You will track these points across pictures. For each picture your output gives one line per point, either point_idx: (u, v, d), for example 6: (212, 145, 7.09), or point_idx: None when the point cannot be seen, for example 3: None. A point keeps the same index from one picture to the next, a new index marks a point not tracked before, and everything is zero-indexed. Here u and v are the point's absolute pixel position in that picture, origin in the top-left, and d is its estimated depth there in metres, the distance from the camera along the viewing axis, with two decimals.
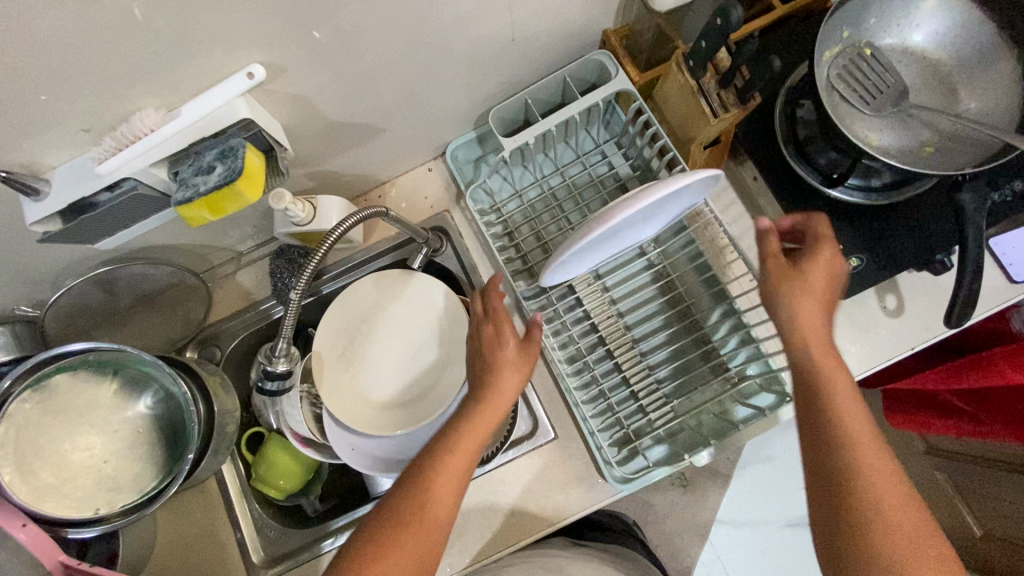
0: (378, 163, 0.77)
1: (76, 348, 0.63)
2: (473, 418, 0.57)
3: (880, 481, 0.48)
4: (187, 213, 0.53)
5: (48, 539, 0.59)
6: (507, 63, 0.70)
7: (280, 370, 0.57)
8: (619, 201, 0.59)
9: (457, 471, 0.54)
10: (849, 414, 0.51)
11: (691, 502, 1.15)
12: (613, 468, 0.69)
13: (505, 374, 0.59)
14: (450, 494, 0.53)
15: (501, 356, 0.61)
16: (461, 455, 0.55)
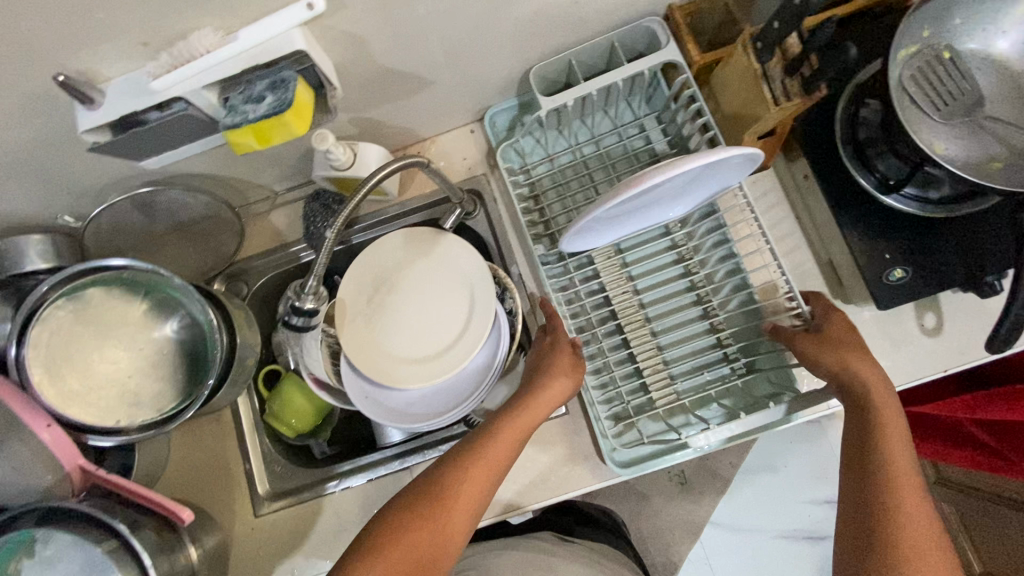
0: (421, 117, 0.76)
1: (112, 264, 0.65)
2: (503, 431, 0.61)
3: (920, 527, 0.53)
4: (234, 139, 0.52)
5: (67, 443, 0.60)
6: (565, 29, 0.68)
7: (308, 308, 0.56)
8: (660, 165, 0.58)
9: (481, 477, 0.58)
10: (900, 467, 0.56)
11: (685, 500, 1.15)
12: (606, 445, 0.67)
13: (550, 385, 0.63)
14: (471, 501, 0.57)
15: (548, 368, 0.64)
16: (494, 459, 0.59)
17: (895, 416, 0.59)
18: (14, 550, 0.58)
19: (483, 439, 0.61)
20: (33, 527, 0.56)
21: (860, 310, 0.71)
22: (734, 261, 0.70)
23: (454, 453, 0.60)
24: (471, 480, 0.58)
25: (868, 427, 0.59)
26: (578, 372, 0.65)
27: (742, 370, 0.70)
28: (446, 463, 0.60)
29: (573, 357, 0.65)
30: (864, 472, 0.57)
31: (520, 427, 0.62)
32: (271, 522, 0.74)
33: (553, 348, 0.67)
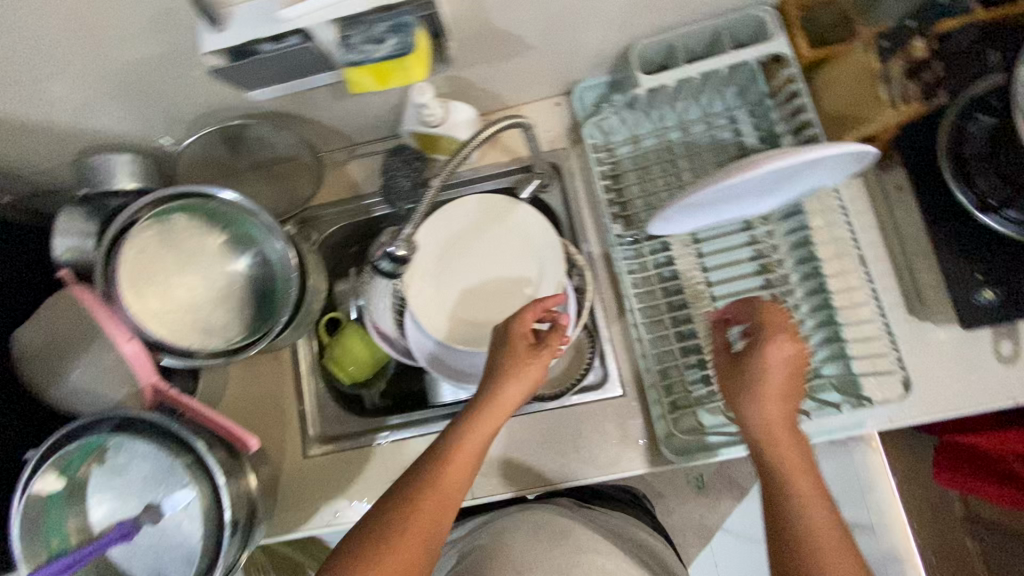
0: (512, 85, 0.76)
1: (221, 195, 0.67)
2: (455, 450, 0.61)
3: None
4: (355, 78, 0.54)
5: (145, 360, 0.62)
6: (677, 9, 0.66)
7: (400, 256, 0.56)
8: (772, 153, 0.59)
9: (444, 496, 0.59)
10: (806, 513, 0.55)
11: (701, 505, 1.17)
12: (661, 426, 0.68)
13: (510, 388, 0.61)
14: (434, 519, 0.58)
15: (507, 370, 0.62)
16: (450, 478, 0.60)
17: (796, 457, 0.57)
18: (88, 453, 0.59)
19: (440, 457, 0.60)
20: (114, 435, 0.57)
21: (936, 331, 0.69)
22: (812, 264, 0.70)
23: (411, 478, 0.60)
24: (429, 503, 0.58)
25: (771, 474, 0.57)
26: (544, 367, 0.63)
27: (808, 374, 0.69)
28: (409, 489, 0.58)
29: (532, 352, 0.63)
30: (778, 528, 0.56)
31: (477, 437, 0.61)
32: (321, 463, 0.75)
33: (508, 347, 0.63)
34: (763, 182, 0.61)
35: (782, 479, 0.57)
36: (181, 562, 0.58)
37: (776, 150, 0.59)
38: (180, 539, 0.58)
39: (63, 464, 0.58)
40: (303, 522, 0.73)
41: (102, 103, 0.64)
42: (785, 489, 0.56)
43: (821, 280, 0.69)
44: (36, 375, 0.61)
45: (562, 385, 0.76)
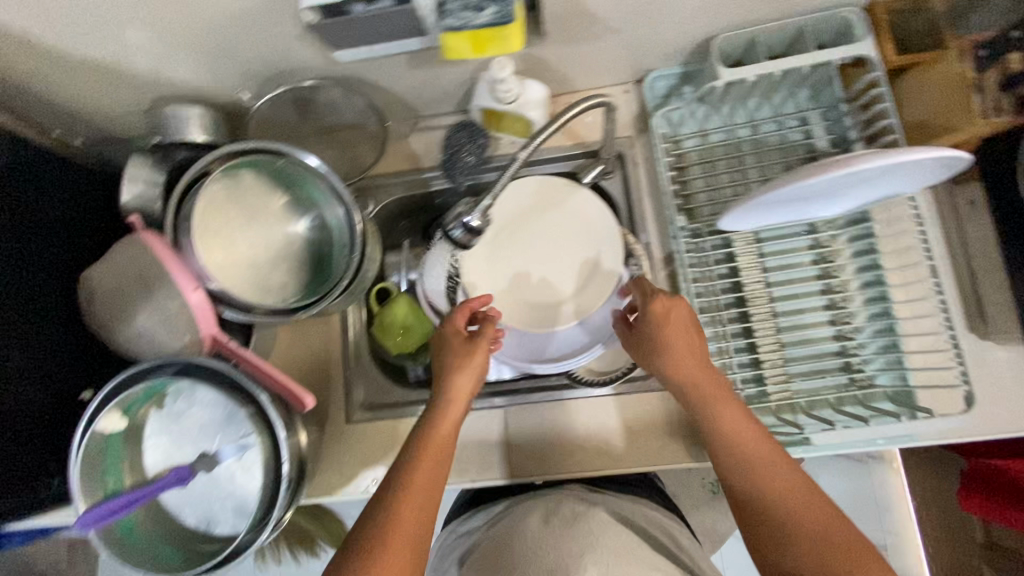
0: (584, 69, 0.75)
1: (310, 161, 0.68)
2: (424, 446, 0.60)
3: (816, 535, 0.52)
4: (451, 45, 0.52)
5: (209, 311, 0.62)
6: (765, 3, 0.65)
7: (476, 226, 0.56)
8: (854, 154, 0.58)
9: (420, 491, 0.58)
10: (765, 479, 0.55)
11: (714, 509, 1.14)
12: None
13: (460, 378, 0.64)
14: (420, 515, 0.56)
15: (456, 363, 0.65)
16: (424, 474, 0.59)
17: (741, 426, 0.57)
18: (150, 398, 0.60)
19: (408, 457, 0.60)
20: (183, 379, 0.59)
21: (997, 353, 0.67)
22: (876, 272, 0.70)
23: (382, 487, 0.59)
24: (409, 501, 0.57)
25: (725, 451, 0.57)
26: (485, 355, 0.66)
27: (861, 382, 0.69)
28: (382, 499, 0.57)
29: (471, 343, 0.66)
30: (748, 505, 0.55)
31: (444, 431, 0.62)
32: (364, 430, 0.76)
33: (445, 347, 0.67)
34: (836, 184, 0.61)
35: (738, 455, 0.56)
36: (232, 513, 0.59)
37: (853, 152, 0.59)
38: (233, 489, 0.59)
39: (125, 405, 0.58)
40: (343, 487, 0.73)
41: (181, 52, 0.64)
42: (742, 464, 0.56)
43: (884, 287, 0.69)
44: (103, 316, 0.62)
45: (613, 372, 0.76)
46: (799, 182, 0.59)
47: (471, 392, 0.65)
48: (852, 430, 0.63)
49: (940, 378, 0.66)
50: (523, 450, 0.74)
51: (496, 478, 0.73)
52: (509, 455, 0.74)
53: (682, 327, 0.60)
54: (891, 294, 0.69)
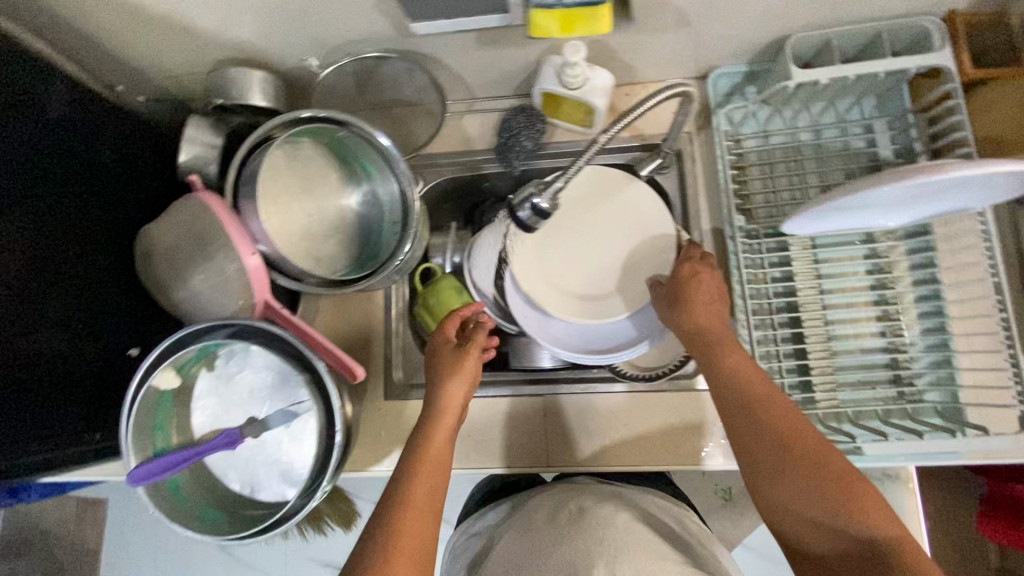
0: (650, 60, 0.74)
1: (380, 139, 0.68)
2: (420, 461, 0.59)
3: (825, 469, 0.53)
4: (539, 22, 0.51)
5: (263, 276, 0.61)
6: (847, 6, 0.64)
7: (546, 207, 0.55)
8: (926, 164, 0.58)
9: (421, 506, 0.56)
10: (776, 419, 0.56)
11: (726, 516, 1.10)
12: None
13: (452, 387, 0.63)
14: (422, 528, 0.55)
15: (448, 371, 0.64)
16: (422, 486, 0.58)
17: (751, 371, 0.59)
18: (202, 358, 0.60)
19: (405, 472, 0.59)
20: (239, 341, 0.58)
21: None
22: (934, 287, 0.69)
23: (382, 503, 0.57)
24: (408, 520, 0.55)
25: (738, 398, 0.58)
26: (476, 360, 0.65)
27: (910, 396, 0.68)
28: (386, 510, 0.56)
29: (462, 350, 0.66)
30: (759, 451, 0.55)
31: (438, 443, 0.61)
32: (400, 409, 0.75)
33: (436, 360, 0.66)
34: (905, 194, 0.60)
35: (752, 400, 0.57)
36: (280, 478, 0.59)
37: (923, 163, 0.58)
38: (280, 455, 0.60)
39: (179, 364, 0.58)
40: (378, 463, 0.74)
41: (244, 16, 0.62)
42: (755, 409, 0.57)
43: (940, 301, 0.68)
44: (163, 275, 0.62)
45: (659, 369, 0.76)
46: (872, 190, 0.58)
47: (464, 401, 0.64)
48: (903, 443, 0.62)
49: (994, 398, 0.65)
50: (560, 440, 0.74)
51: (531, 466, 0.73)
52: (546, 444, 0.74)
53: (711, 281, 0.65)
54: (947, 310, 0.68)
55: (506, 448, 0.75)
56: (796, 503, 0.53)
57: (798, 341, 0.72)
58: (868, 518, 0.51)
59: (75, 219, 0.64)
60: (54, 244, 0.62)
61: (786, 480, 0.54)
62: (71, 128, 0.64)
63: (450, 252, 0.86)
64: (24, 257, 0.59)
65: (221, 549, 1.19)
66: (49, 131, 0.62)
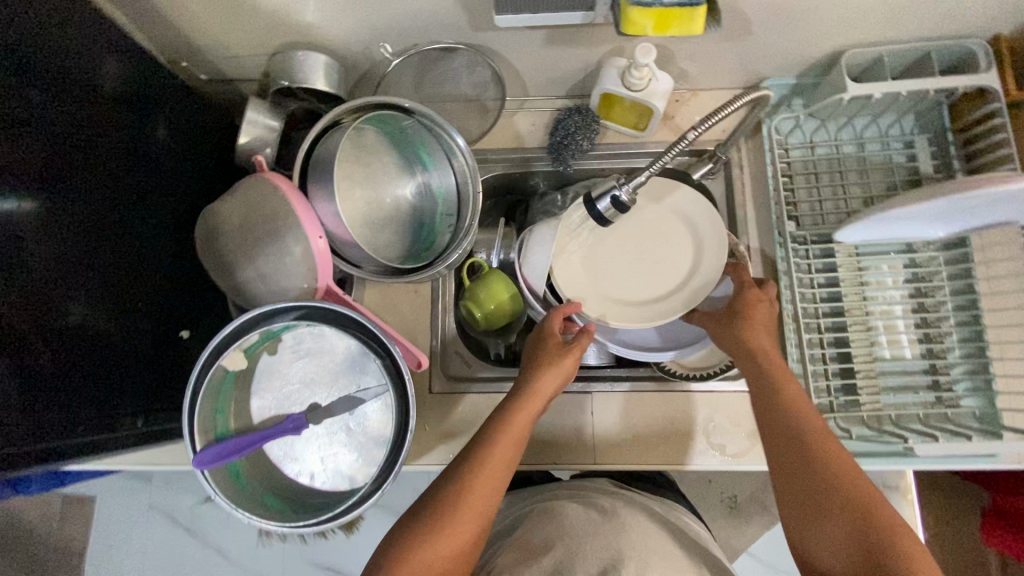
0: (705, 68, 0.76)
1: (454, 136, 0.70)
2: (499, 435, 0.59)
3: (844, 476, 0.54)
4: (633, 19, 0.53)
5: (328, 260, 0.60)
6: (900, 26, 0.67)
7: (626, 199, 0.57)
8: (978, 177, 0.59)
9: (490, 480, 0.57)
10: (807, 421, 0.57)
11: (732, 526, 1.06)
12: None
13: (547, 375, 0.63)
14: (485, 494, 0.56)
15: (545, 361, 0.65)
16: (496, 462, 0.58)
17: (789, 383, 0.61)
18: (266, 341, 0.58)
19: (486, 439, 0.59)
20: (308, 324, 0.57)
21: None
22: (972, 295, 0.72)
23: (448, 471, 0.58)
24: (467, 500, 0.55)
25: (771, 402, 0.60)
26: (576, 359, 0.66)
27: (947, 401, 0.71)
28: (448, 476, 0.57)
29: (565, 347, 0.66)
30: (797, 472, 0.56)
31: (521, 420, 0.60)
32: (445, 401, 0.75)
33: (540, 342, 0.68)
34: (956, 206, 0.63)
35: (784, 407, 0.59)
36: (337, 470, 0.57)
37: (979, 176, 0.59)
38: (338, 445, 0.58)
39: (245, 346, 0.57)
40: (421, 457, 0.73)
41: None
42: (786, 408, 0.58)
43: (977, 311, 0.70)
44: (228, 254, 0.62)
45: (707, 369, 0.77)
46: (928, 203, 0.61)
47: (554, 393, 0.64)
48: (952, 445, 0.64)
49: None
50: (607, 437, 0.74)
51: (579, 462, 0.73)
52: (590, 443, 0.74)
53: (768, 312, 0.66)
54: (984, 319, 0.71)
55: (550, 445, 0.74)
56: (803, 498, 0.55)
57: (841, 345, 0.74)
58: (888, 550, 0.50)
59: (129, 195, 0.63)
60: (108, 220, 0.60)
61: (800, 476, 0.55)
62: (131, 103, 0.63)
63: (496, 248, 0.86)
64: (81, 228, 0.57)
65: (216, 551, 1.14)
66: (110, 102, 0.60)
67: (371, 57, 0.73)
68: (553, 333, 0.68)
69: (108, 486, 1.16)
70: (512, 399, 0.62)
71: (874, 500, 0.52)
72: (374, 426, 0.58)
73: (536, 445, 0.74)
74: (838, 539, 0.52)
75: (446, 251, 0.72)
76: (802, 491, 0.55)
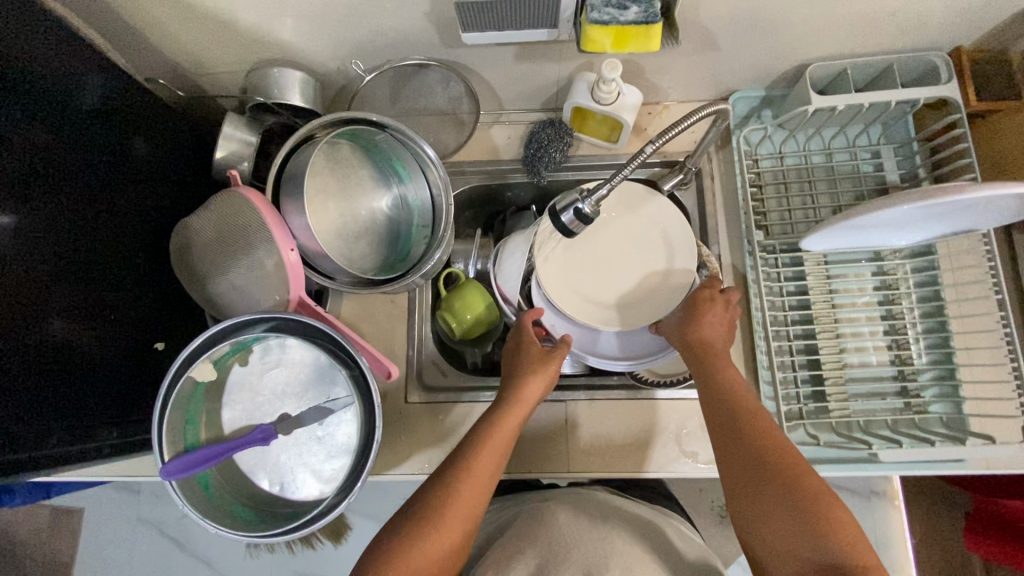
0: (674, 82, 0.78)
1: (425, 148, 0.70)
2: (485, 441, 0.60)
3: (780, 453, 0.55)
4: (592, 37, 0.55)
5: (300, 274, 0.60)
6: (860, 41, 0.69)
7: (588, 212, 0.58)
8: (942, 186, 0.60)
9: (477, 485, 0.57)
10: (744, 403, 0.59)
11: (719, 535, 1.06)
12: (781, 427, 0.68)
13: (533, 380, 0.65)
14: (472, 500, 0.57)
15: (530, 366, 0.67)
16: (483, 468, 0.58)
17: (736, 385, 0.61)
18: (237, 352, 0.59)
19: (473, 444, 0.60)
20: (278, 335, 0.59)
21: None
22: (938, 302, 0.73)
23: (433, 480, 0.58)
24: (456, 506, 0.56)
25: (721, 405, 0.60)
26: (559, 362, 0.69)
27: (916, 407, 0.71)
28: (435, 484, 0.57)
29: (545, 352, 0.69)
30: (747, 473, 0.55)
31: (509, 425, 0.62)
32: (420, 410, 0.76)
33: (521, 350, 0.70)
34: (919, 215, 0.64)
35: (733, 409, 0.59)
36: (307, 476, 0.58)
37: (940, 184, 0.60)
38: (311, 453, 0.59)
39: (216, 356, 0.57)
40: (397, 466, 0.73)
41: (289, 18, 0.63)
42: (726, 392, 0.61)
43: (943, 317, 0.72)
44: (203, 266, 0.63)
45: (671, 376, 0.78)
46: (887, 211, 0.61)
47: (539, 399, 0.66)
48: (915, 450, 0.65)
49: (996, 409, 0.69)
50: (582, 445, 0.75)
51: (553, 470, 0.74)
52: (565, 449, 0.75)
53: (721, 312, 0.67)
54: (950, 325, 0.72)
55: (525, 453, 0.75)
56: (741, 475, 0.55)
57: (811, 353, 0.75)
58: (842, 545, 0.49)
59: (107, 209, 0.64)
60: (84, 233, 0.61)
61: (737, 454, 0.56)
62: (110, 117, 0.65)
63: (473, 258, 0.88)
64: (59, 242, 0.58)
65: (202, 562, 1.13)
66: (89, 119, 0.62)
67: (346, 73, 0.75)
68: (532, 340, 0.71)
69: (95, 498, 1.16)
70: (499, 408, 0.63)
71: (821, 493, 0.52)
72: (343, 437, 0.59)
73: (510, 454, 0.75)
74: (795, 542, 0.50)
75: (422, 262, 0.73)
76: (740, 469, 0.55)
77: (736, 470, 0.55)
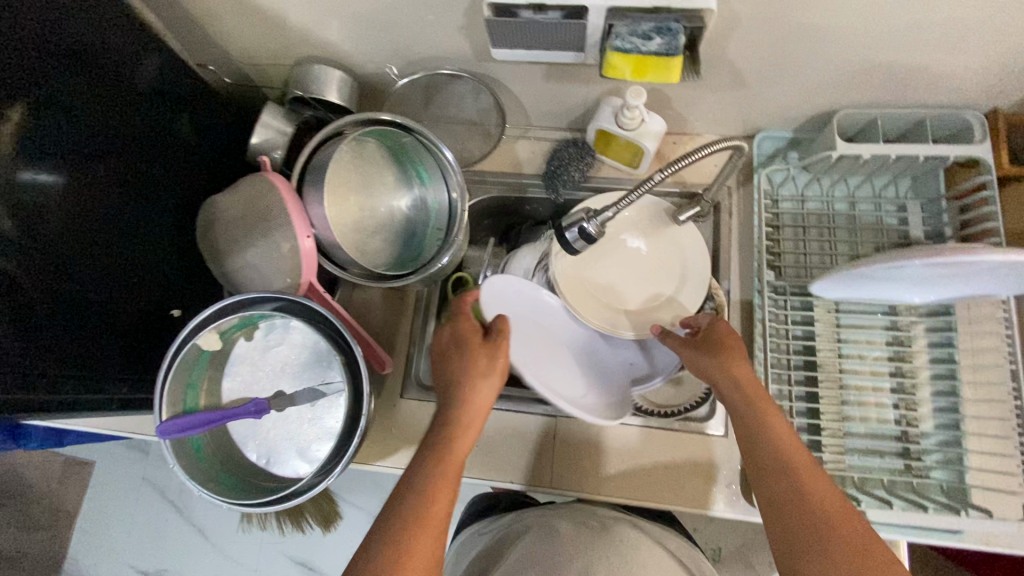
0: (700, 115, 0.78)
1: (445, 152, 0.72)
2: (440, 469, 0.53)
3: (837, 513, 0.50)
4: (612, 63, 0.57)
5: (314, 259, 0.63)
6: (890, 93, 0.68)
7: (592, 232, 0.59)
8: (950, 246, 0.58)
9: (439, 515, 0.51)
10: (797, 457, 0.53)
11: None
12: None
13: (482, 386, 0.58)
14: (437, 528, 0.51)
15: (473, 371, 0.59)
16: (441, 501, 0.52)
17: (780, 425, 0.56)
18: (243, 326, 0.63)
19: (419, 482, 0.52)
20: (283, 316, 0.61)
21: None
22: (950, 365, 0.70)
23: (380, 521, 0.51)
24: (423, 538, 0.49)
25: (761, 449, 0.55)
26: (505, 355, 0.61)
27: (917, 470, 0.69)
28: (389, 520, 0.50)
29: (489, 348, 0.61)
30: (798, 528, 0.51)
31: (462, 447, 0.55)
32: (412, 407, 0.77)
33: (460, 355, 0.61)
34: (930, 274, 0.62)
35: (778, 455, 0.54)
36: (294, 454, 0.61)
37: (951, 244, 0.58)
38: (300, 432, 0.61)
39: (222, 328, 0.61)
40: (383, 458, 0.75)
41: (333, 21, 0.67)
42: (777, 445, 0.54)
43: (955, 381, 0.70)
44: (224, 243, 0.67)
45: (673, 409, 0.77)
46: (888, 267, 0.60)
47: (491, 403, 0.59)
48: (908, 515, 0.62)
49: (1003, 485, 0.65)
50: (566, 462, 0.75)
51: (534, 484, 0.74)
52: (548, 464, 0.75)
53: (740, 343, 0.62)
54: (961, 390, 0.70)
55: (509, 463, 0.75)
56: (792, 531, 0.51)
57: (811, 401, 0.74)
58: None
59: (147, 180, 0.69)
60: (124, 200, 0.66)
61: (789, 507, 0.52)
62: (161, 97, 0.70)
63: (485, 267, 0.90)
64: (100, 206, 0.63)
65: (193, 529, 1.16)
66: (142, 97, 0.67)
67: (383, 76, 0.79)
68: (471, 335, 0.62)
69: (106, 452, 1.22)
70: (444, 432, 0.56)
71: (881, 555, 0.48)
72: (331, 421, 0.61)
73: (494, 462, 0.75)
74: None
75: (431, 262, 0.74)
76: (793, 530, 0.51)
77: (786, 525, 0.51)
